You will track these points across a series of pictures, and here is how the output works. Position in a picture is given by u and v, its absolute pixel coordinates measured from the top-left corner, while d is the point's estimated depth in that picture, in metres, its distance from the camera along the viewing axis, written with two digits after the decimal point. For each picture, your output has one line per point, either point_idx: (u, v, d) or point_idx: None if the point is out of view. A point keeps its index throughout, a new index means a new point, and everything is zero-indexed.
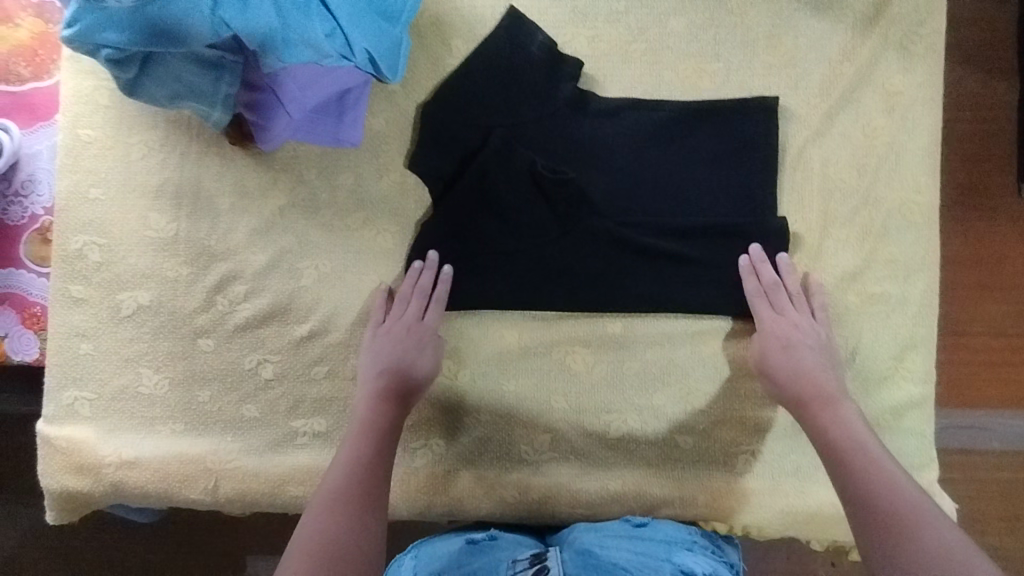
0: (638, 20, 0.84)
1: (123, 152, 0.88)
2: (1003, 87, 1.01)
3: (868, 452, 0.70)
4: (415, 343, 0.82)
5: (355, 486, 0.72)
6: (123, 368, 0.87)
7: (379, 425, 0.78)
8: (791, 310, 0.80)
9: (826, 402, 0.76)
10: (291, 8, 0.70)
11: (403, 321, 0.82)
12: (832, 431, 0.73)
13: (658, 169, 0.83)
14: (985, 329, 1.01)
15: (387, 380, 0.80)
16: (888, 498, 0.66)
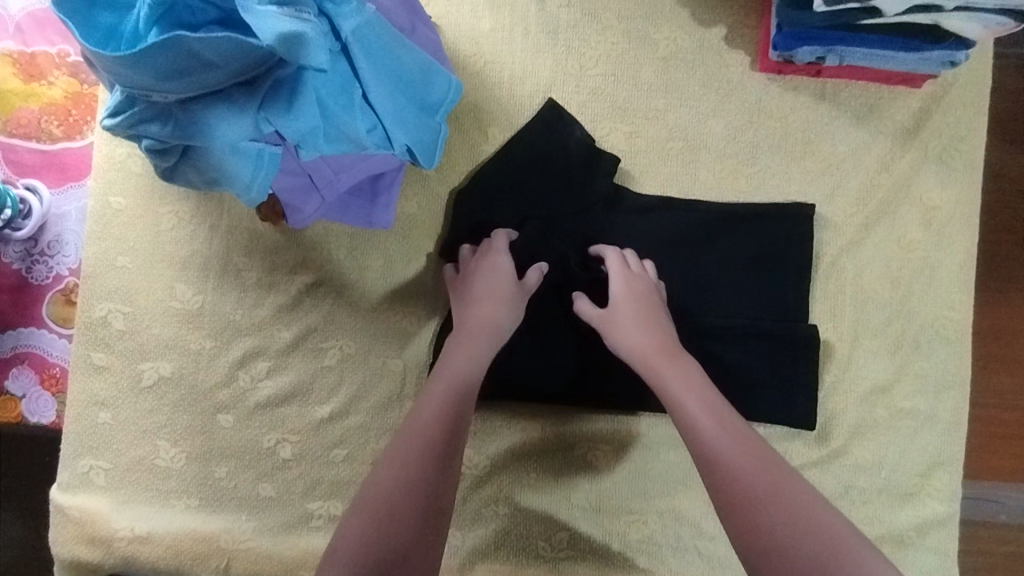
0: (676, 118, 0.84)
1: (153, 221, 0.88)
2: None
3: (715, 427, 0.66)
4: (485, 292, 0.77)
5: (396, 489, 0.66)
6: (141, 440, 0.87)
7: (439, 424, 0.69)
8: (639, 277, 0.78)
9: (674, 366, 0.71)
10: (333, 104, 0.70)
11: (472, 265, 0.80)
12: (687, 400, 0.68)
13: (691, 269, 0.83)
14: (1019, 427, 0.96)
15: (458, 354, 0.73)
16: (755, 474, 0.62)
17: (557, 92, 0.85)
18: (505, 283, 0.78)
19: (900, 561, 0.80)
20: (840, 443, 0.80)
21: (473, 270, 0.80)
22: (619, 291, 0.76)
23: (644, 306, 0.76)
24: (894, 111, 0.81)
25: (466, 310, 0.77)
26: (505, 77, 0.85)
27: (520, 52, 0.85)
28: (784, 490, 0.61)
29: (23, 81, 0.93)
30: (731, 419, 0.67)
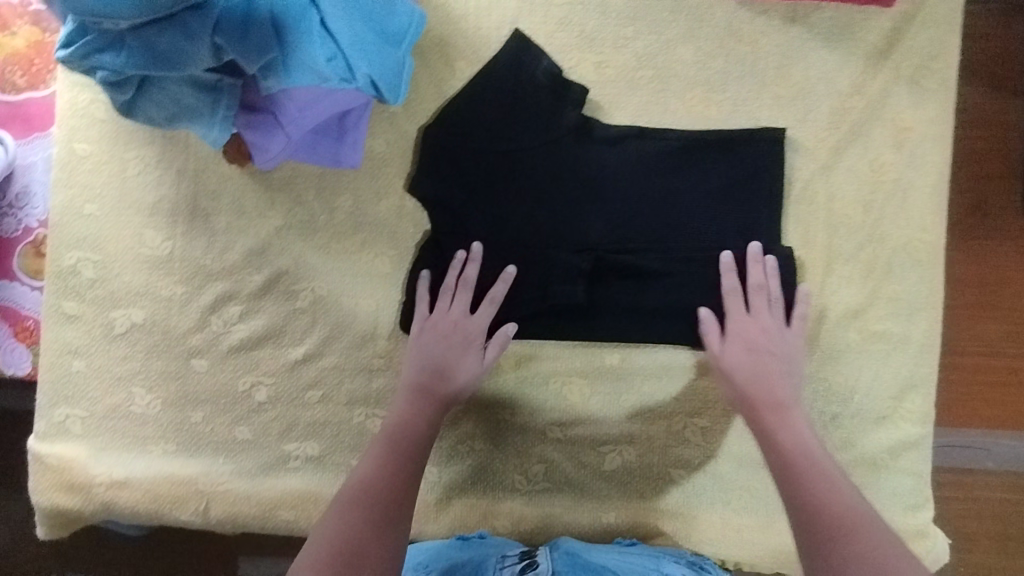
0: (645, 46, 0.82)
1: (119, 167, 0.87)
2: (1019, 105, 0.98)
3: (818, 461, 0.67)
4: (460, 350, 0.79)
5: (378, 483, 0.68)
6: (116, 387, 0.87)
7: (410, 427, 0.74)
8: (762, 314, 0.78)
9: (775, 405, 0.74)
10: (291, 31, 0.70)
11: (448, 321, 0.80)
12: (781, 435, 0.71)
13: (663, 199, 0.82)
14: (991, 350, 0.97)
15: (427, 376, 0.78)
16: (837, 503, 0.63)
17: (523, 23, 0.83)
18: (484, 315, 0.80)
19: (873, 482, 0.80)
20: (813, 369, 0.81)
21: (448, 329, 0.80)
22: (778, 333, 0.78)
23: (762, 347, 0.77)
24: (866, 31, 0.80)
25: (428, 338, 0.80)
26: (470, 8, 0.84)
27: None
28: (858, 518, 0.61)
29: None
30: (824, 455, 0.69)
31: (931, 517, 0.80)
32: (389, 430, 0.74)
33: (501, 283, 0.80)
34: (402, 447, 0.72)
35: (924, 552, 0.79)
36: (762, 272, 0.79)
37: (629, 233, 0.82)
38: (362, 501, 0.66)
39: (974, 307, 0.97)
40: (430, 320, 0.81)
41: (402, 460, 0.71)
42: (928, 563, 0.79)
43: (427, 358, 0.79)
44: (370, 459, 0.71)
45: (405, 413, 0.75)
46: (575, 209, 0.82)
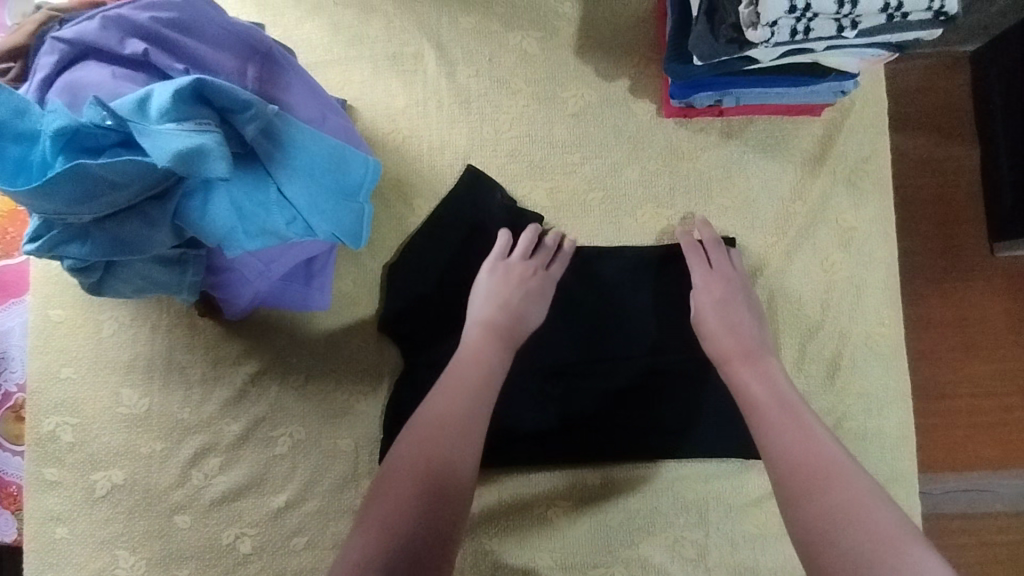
0: (593, 170, 0.86)
1: (95, 329, 0.89)
2: (961, 151, 1.00)
3: (792, 414, 0.67)
4: (530, 289, 0.80)
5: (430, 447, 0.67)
6: (100, 551, 0.86)
7: (458, 424, 0.69)
8: (721, 266, 0.80)
9: (749, 357, 0.74)
10: (249, 203, 0.72)
11: (526, 266, 0.81)
12: (762, 404, 0.69)
13: (626, 314, 0.84)
14: (971, 391, 0.98)
15: (501, 318, 0.78)
16: (807, 449, 0.64)
17: (476, 158, 0.87)
18: (559, 265, 0.83)
19: None
20: None
21: (524, 275, 0.81)
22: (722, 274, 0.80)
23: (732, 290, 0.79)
24: (798, 140, 0.84)
25: (495, 275, 0.81)
26: (423, 149, 0.88)
27: (435, 125, 0.88)
28: (838, 480, 0.61)
29: None
30: (800, 412, 0.68)
31: None
32: (430, 422, 0.69)
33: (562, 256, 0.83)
34: (452, 449, 0.68)
35: None
36: (717, 249, 0.81)
37: (595, 349, 0.83)
38: (405, 514, 0.63)
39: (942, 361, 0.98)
40: (507, 263, 0.82)
41: (443, 467, 0.67)
42: None
43: (498, 300, 0.79)
44: (409, 450, 0.67)
45: (455, 408, 0.70)
46: (542, 333, 0.84)
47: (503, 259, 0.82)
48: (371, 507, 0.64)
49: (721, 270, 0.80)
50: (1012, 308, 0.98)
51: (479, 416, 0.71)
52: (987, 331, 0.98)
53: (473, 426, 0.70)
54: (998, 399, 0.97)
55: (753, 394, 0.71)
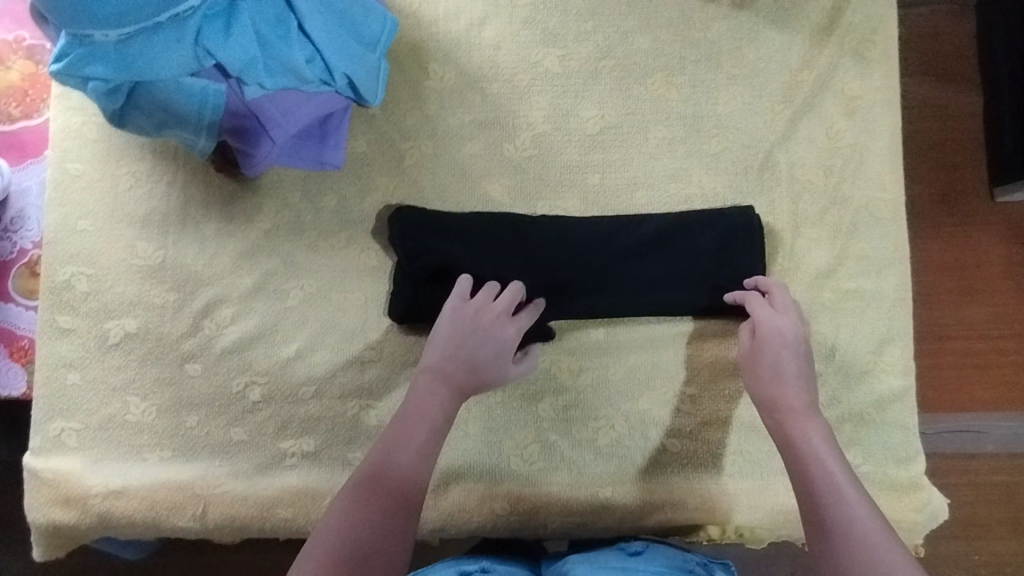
0: (606, 38, 0.88)
1: (112, 184, 0.90)
2: (962, 94, 1.05)
3: (822, 470, 0.66)
4: (492, 348, 0.78)
5: (389, 478, 0.70)
6: (111, 397, 0.87)
7: (399, 491, 0.70)
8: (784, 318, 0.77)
9: (791, 409, 0.72)
10: (271, 35, 0.74)
11: (488, 315, 0.80)
12: (800, 453, 0.69)
13: (632, 177, 0.87)
14: (966, 334, 1.02)
15: (459, 368, 0.77)
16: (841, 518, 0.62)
17: (491, 24, 0.89)
18: (526, 319, 0.81)
19: (864, 438, 0.81)
20: None
21: (485, 322, 0.79)
22: (786, 329, 0.76)
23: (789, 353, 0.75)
24: (808, 12, 0.86)
25: (458, 323, 0.79)
26: (439, 15, 0.89)
27: None
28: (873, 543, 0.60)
29: None
30: (829, 462, 0.67)
31: (923, 470, 0.81)
32: (371, 471, 0.70)
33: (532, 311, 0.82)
34: (384, 515, 0.68)
35: (921, 505, 0.80)
36: (785, 301, 0.78)
37: (607, 250, 0.85)
38: (357, 528, 0.66)
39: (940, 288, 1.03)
40: (472, 304, 0.80)
41: (400, 481, 0.70)
42: (926, 516, 0.80)
43: (455, 352, 0.77)
44: (347, 511, 0.68)
45: (394, 453, 0.72)
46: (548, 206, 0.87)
47: (465, 301, 0.81)
48: (323, 534, 0.66)
49: (783, 327, 0.76)
50: (1007, 256, 1.03)
51: (426, 461, 0.73)
52: (983, 276, 1.03)
53: (412, 485, 0.71)
54: (993, 342, 1.02)
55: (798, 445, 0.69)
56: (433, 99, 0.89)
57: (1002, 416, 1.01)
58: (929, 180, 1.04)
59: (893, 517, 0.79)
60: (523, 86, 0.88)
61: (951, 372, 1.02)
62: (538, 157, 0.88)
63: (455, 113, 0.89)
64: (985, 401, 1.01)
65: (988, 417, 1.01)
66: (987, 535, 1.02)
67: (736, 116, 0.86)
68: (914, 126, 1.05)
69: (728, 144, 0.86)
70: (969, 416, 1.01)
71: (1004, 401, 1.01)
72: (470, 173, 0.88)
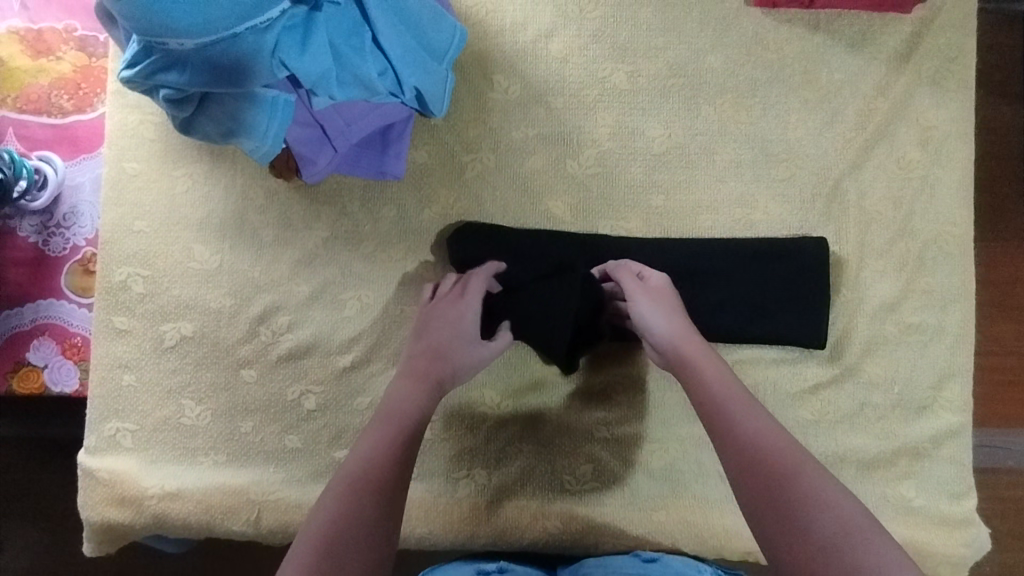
0: (677, 55, 0.86)
1: (169, 185, 0.89)
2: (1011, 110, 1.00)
3: (743, 409, 0.67)
4: (454, 329, 0.79)
5: (367, 477, 0.67)
6: (166, 400, 0.88)
7: (381, 485, 0.67)
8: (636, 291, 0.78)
9: (691, 351, 0.73)
10: (346, 48, 0.72)
11: (446, 300, 0.81)
12: (713, 384, 0.70)
13: (697, 199, 0.86)
14: (997, 348, 0.98)
15: (424, 362, 0.78)
16: (763, 433, 0.65)
17: (559, 37, 0.87)
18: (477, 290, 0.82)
19: (917, 472, 0.82)
20: (852, 361, 0.83)
21: (439, 312, 0.81)
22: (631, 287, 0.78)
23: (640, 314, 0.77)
24: (886, 37, 0.84)
25: (417, 326, 0.81)
26: (506, 24, 0.87)
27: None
28: (802, 471, 0.62)
29: (31, 57, 0.94)
30: (743, 396, 0.69)
31: (976, 505, 0.82)
32: (356, 478, 0.67)
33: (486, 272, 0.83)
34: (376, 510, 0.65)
35: (970, 540, 0.81)
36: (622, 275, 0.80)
37: (666, 272, 0.85)
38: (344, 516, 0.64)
39: (1001, 315, 0.99)
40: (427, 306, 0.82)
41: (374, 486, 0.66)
42: (974, 550, 0.81)
43: (419, 345, 0.79)
44: (336, 510, 0.64)
45: (374, 457, 0.69)
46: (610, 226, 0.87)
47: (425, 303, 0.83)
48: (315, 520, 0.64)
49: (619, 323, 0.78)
50: None
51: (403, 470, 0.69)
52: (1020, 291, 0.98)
53: (389, 487, 0.67)
54: None
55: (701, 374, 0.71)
56: (497, 111, 0.88)
57: None
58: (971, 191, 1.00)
59: (944, 551, 0.80)
60: (590, 102, 0.87)
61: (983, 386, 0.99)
62: (603, 174, 0.87)
63: (519, 126, 0.87)
64: None
65: None
66: None
67: (806, 142, 0.84)
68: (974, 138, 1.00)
69: (797, 170, 0.85)
70: None
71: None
72: (532, 189, 0.87)
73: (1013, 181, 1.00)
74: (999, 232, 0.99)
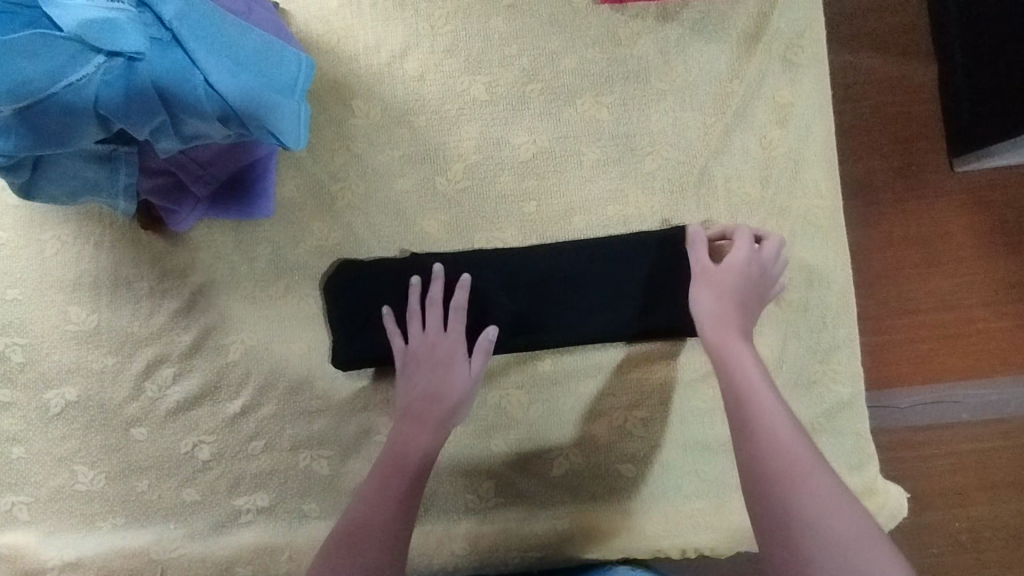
0: (531, 60, 0.86)
1: (37, 249, 0.87)
2: (912, 70, 1.03)
3: (812, 474, 0.61)
4: (444, 366, 0.80)
5: (371, 515, 0.71)
6: (58, 469, 0.86)
7: (374, 523, 0.70)
8: (743, 268, 0.77)
9: (728, 358, 0.70)
10: (176, 95, 0.69)
11: (428, 340, 0.81)
12: (766, 414, 0.65)
13: (569, 202, 0.85)
14: (933, 304, 1.01)
15: (421, 400, 0.78)
16: (794, 465, 0.61)
17: (413, 55, 0.86)
18: (458, 322, 0.81)
19: None
20: None
21: (429, 350, 0.80)
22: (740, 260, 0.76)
23: (741, 299, 0.76)
24: (734, 19, 0.85)
25: (404, 375, 0.80)
26: (359, 49, 0.87)
27: (370, 23, 0.87)
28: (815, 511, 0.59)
29: None
30: (786, 422, 0.64)
31: (876, 472, 0.82)
32: (353, 519, 0.70)
33: (461, 291, 0.81)
34: (375, 542, 0.69)
35: (876, 508, 0.81)
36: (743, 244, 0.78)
37: (539, 279, 0.84)
38: (343, 555, 0.68)
39: (927, 273, 1.01)
40: (408, 345, 0.81)
41: (368, 521, 0.70)
42: (883, 517, 0.81)
43: (414, 387, 0.79)
44: (336, 556, 0.68)
45: (369, 499, 0.72)
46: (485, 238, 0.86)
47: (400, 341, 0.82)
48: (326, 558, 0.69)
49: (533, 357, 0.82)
50: (969, 225, 1.02)
51: (406, 495, 0.72)
52: (946, 246, 1.01)
53: (391, 521, 0.70)
54: (962, 312, 1.01)
55: (769, 443, 0.63)
56: (360, 136, 0.87)
57: (975, 392, 1.01)
58: (893, 156, 1.02)
59: None
60: (452, 117, 0.86)
61: (924, 343, 1.01)
62: (473, 188, 0.86)
63: (384, 149, 0.87)
64: (955, 383, 1.01)
65: (963, 396, 1.01)
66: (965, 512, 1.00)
67: (668, 132, 0.84)
68: (878, 101, 1.03)
69: (662, 161, 0.84)
70: (944, 398, 1.01)
71: (982, 376, 1.01)
72: (404, 211, 0.86)
73: (924, 139, 1.02)
74: (915, 191, 1.02)
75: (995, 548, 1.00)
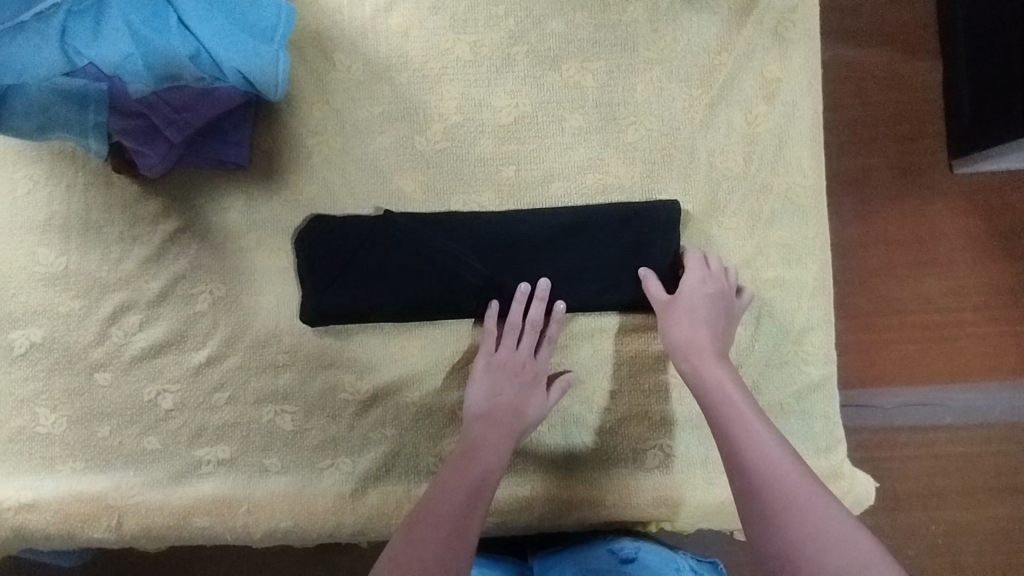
0: (517, 22, 0.84)
1: (9, 188, 0.86)
2: (911, 58, 1.01)
3: (788, 477, 0.61)
4: (527, 386, 0.80)
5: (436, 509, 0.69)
6: (20, 410, 0.85)
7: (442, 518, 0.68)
8: (696, 293, 0.78)
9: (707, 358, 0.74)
10: (147, 30, 0.72)
11: (520, 356, 0.81)
12: (735, 414, 0.68)
13: (549, 168, 0.84)
14: (920, 303, 1.00)
15: (497, 415, 0.78)
16: (762, 452, 0.63)
17: (398, 11, 0.85)
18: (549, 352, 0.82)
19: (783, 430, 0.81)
20: None
21: (515, 366, 0.80)
22: (692, 280, 0.78)
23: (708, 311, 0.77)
24: None
25: (476, 391, 0.80)
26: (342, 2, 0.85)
27: None
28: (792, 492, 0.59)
29: None
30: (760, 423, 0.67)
31: (845, 457, 0.81)
32: (422, 511, 0.70)
33: (536, 303, 0.81)
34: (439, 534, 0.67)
35: (842, 493, 0.81)
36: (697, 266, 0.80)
37: (514, 243, 0.82)
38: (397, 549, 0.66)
39: (914, 269, 1.00)
40: (496, 357, 0.81)
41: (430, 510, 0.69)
42: (849, 502, 0.81)
43: (493, 399, 0.79)
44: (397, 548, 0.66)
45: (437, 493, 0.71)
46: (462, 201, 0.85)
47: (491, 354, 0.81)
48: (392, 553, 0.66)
49: (532, 313, 0.81)
50: (966, 229, 1.00)
51: (475, 494, 0.71)
52: (938, 246, 1.00)
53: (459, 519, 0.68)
54: (951, 314, 1.00)
55: (746, 441, 0.65)
56: (340, 91, 0.85)
57: (954, 390, 1.00)
58: (891, 151, 1.01)
59: None
60: (434, 75, 0.85)
61: (910, 342, 1.00)
62: (452, 149, 0.85)
63: (364, 105, 0.85)
64: (932, 377, 0.99)
65: (942, 397, 1.00)
66: (936, 506, 0.99)
67: (652, 102, 0.83)
68: (876, 92, 1.01)
69: (645, 132, 0.83)
70: (923, 398, 1.00)
71: (959, 376, 1.00)
72: (381, 168, 0.85)
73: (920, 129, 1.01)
74: (911, 185, 1.00)
75: (965, 545, 0.99)
